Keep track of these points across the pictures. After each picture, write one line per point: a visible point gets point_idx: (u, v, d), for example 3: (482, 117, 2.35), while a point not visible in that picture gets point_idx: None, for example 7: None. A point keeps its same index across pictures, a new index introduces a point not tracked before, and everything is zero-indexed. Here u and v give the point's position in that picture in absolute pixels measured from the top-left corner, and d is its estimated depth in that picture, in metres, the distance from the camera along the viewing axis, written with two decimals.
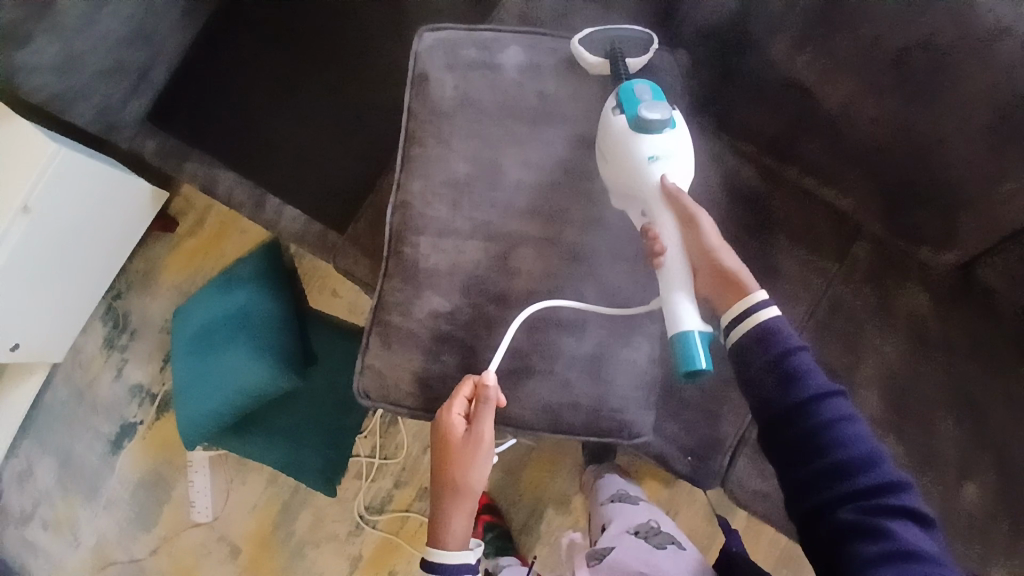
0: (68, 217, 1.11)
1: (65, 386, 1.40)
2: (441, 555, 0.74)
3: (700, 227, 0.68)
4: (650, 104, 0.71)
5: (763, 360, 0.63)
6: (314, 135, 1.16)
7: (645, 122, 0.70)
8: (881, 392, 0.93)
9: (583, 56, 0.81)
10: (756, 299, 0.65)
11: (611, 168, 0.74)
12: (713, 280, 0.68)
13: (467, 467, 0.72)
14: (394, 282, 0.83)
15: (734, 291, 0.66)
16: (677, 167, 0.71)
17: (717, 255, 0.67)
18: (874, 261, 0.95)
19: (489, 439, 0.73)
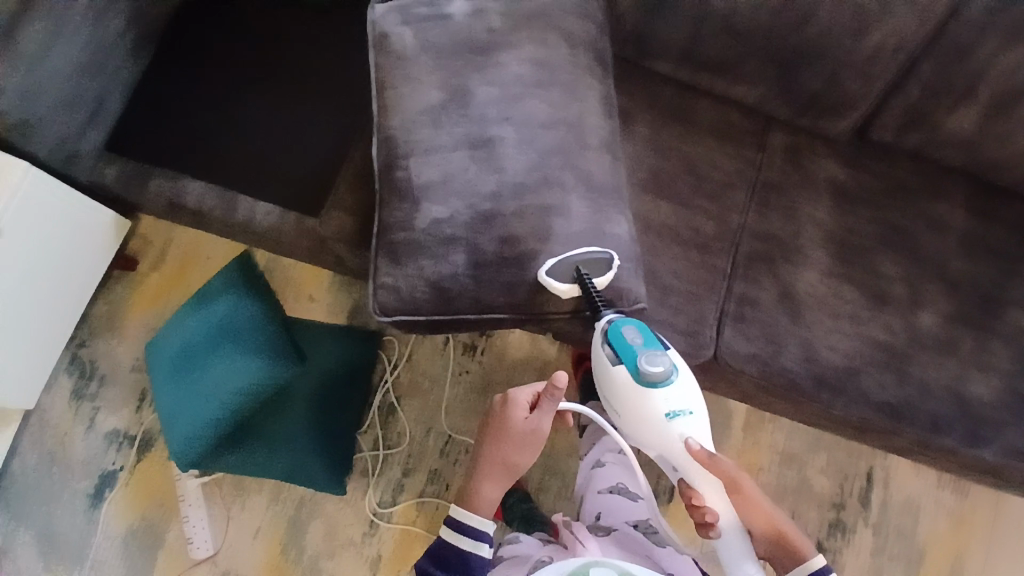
0: (36, 245, 1.10)
1: (33, 451, 1.31)
2: (465, 516, 0.89)
3: (742, 494, 0.87)
4: (648, 352, 0.83)
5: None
6: (274, 133, 1.19)
7: (652, 378, 0.83)
8: (829, 246, 1.06)
9: (554, 287, 0.87)
10: (815, 565, 0.88)
11: (629, 417, 0.86)
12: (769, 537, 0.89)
13: (518, 450, 0.91)
14: (392, 207, 0.91)
15: (796, 556, 0.89)
16: (695, 423, 0.85)
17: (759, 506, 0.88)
18: (791, 143, 1.12)
19: (545, 433, 0.90)
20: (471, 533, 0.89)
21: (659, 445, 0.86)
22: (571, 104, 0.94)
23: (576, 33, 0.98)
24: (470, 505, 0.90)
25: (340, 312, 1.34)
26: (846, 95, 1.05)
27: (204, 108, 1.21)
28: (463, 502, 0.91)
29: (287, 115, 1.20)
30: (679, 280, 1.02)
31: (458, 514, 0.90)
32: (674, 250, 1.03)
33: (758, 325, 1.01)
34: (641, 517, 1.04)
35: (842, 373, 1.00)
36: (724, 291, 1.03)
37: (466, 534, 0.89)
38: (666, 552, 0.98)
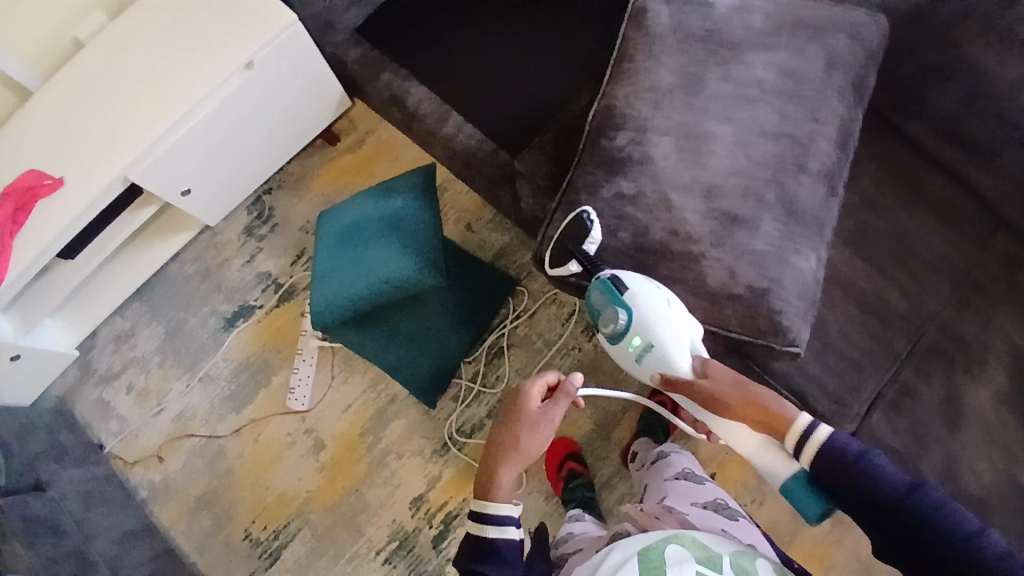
0: (272, 87, 1.22)
1: (193, 263, 1.48)
2: (489, 507, 0.85)
3: (709, 406, 0.83)
4: (607, 311, 0.85)
5: (820, 454, 0.76)
6: (498, 63, 1.25)
7: (613, 331, 0.85)
8: (1008, 369, 0.98)
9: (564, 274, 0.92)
10: (800, 425, 0.78)
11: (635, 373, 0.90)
12: (762, 426, 0.81)
13: (531, 436, 0.86)
14: (592, 168, 0.94)
15: (779, 425, 0.80)
16: (661, 350, 0.83)
17: (735, 405, 0.81)
18: (1010, 253, 1.02)
19: (556, 421, 0.88)
20: (494, 520, 0.85)
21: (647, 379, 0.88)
22: (804, 122, 0.92)
23: (840, 55, 0.95)
24: (485, 492, 0.86)
25: (487, 250, 1.42)
26: None
27: (454, 22, 1.29)
28: (479, 492, 0.87)
29: (517, 50, 1.25)
30: (846, 344, 0.99)
31: (478, 503, 0.86)
32: (848, 310, 1.00)
33: (907, 419, 0.96)
34: (708, 497, 0.99)
35: (976, 501, 0.93)
36: (888, 373, 0.98)
37: (489, 522, 0.85)
38: (738, 527, 0.93)
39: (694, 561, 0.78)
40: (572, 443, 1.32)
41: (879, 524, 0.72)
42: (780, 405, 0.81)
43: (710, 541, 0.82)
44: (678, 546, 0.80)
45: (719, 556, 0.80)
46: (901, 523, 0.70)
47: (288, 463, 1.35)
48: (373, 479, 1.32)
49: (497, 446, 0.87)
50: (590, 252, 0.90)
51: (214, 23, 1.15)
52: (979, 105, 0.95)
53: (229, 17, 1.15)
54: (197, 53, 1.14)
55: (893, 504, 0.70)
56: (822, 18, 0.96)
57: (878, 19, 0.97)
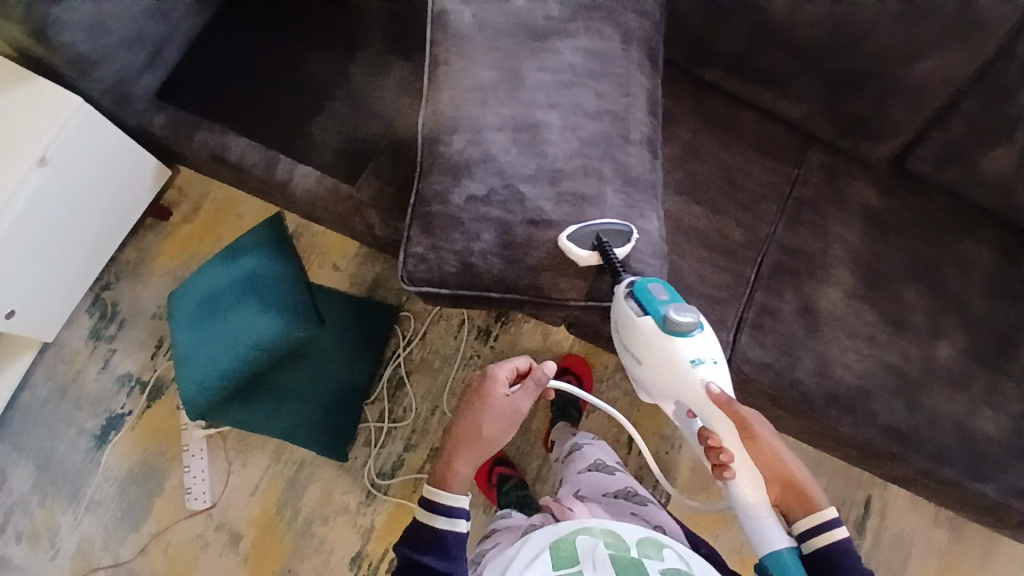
0: (79, 177, 1.12)
1: (45, 383, 1.33)
2: (443, 496, 0.82)
3: (760, 442, 0.80)
4: (675, 306, 0.80)
5: (832, 546, 0.78)
6: (321, 98, 1.21)
7: (678, 328, 0.79)
8: (851, 268, 1.07)
9: (573, 251, 0.87)
10: (825, 516, 0.79)
11: (651, 371, 0.83)
12: (784, 491, 0.81)
13: (495, 424, 0.87)
14: (432, 178, 0.92)
15: (807, 506, 0.80)
16: (718, 371, 0.82)
17: (785, 468, 0.81)
18: (827, 164, 1.12)
19: (521, 411, 0.89)
20: (445, 510, 0.82)
21: (679, 392, 0.82)
22: (619, 98, 0.95)
23: (632, 29, 0.98)
24: (441, 482, 0.83)
25: (361, 283, 1.36)
26: (888, 124, 1.04)
27: (260, 66, 1.23)
28: (434, 481, 0.84)
29: (336, 82, 1.22)
30: (708, 284, 1.04)
31: (431, 493, 0.83)
32: (700, 252, 1.05)
33: (775, 336, 1.02)
34: (620, 488, 1.04)
35: (856, 394, 1.01)
36: (745, 298, 1.04)
37: (439, 512, 0.82)
38: (644, 513, 0.97)
39: (605, 549, 0.82)
40: (497, 448, 1.30)
41: None
42: (814, 489, 0.81)
43: (618, 530, 0.87)
44: (588, 536, 0.84)
45: (624, 540, 0.84)
46: None
47: (207, 566, 1.25)
48: (303, 552, 1.24)
49: (460, 431, 0.87)
50: (613, 250, 0.87)
51: None
52: (767, 38, 1.00)
53: (6, 114, 1.05)
54: None
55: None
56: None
57: None
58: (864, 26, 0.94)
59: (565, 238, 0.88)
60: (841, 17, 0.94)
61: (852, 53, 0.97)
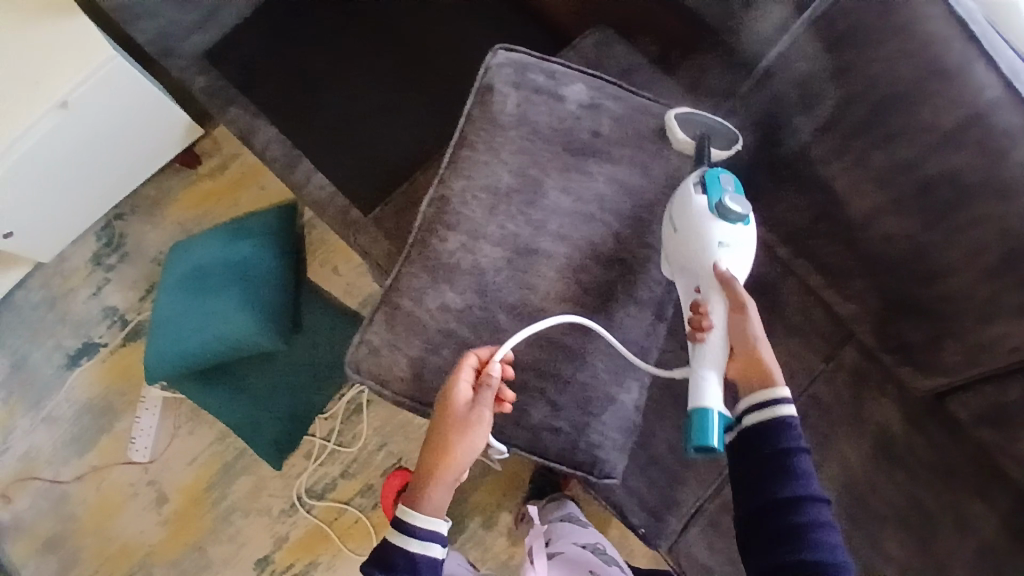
0: (101, 123, 1.11)
1: (39, 291, 1.36)
2: (415, 518, 0.71)
3: (748, 317, 0.74)
4: (735, 197, 0.77)
5: (766, 418, 0.72)
6: (360, 112, 1.15)
7: (726, 211, 0.76)
8: (838, 491, 0.95)
9: (674, 131, 0.87)
10: (776, 394, 0.72)
11: (679, 239, 0.78)
12: (744, 365, 0.74)
13: (461, 432, 0.72)
14: (412, 268, 0.85)
15: (762, 383, 0.73)
16: (741, 262, 0.76)
17: (758, 349, 0.74)
18: (858, 369, 0.99)
19: (487, 415, 0.73)
20: (416, 532, 0.71)
21: (689, 262, 0.78)
22: (639, 248, 0.85)
23: (682, 172, 0.88)
24: (411, 501, 0.72)
25: (355, 296, 1.34)
26: (937, 364, 0.90)
27: (311, 55, 1.16)
28: (409, 499, 0.73)
29: (378, 98, 1.14)
30: (675, 459, 0.95)
31: (402, 512, 0.72)
32: (680, 421, 0.96)
33: (726, 540, 0.94)
34: (589, 540, 1.04)
35: None
36: (709, 489, 0.95)
37: (410, 534, 0.71)
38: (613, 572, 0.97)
39: None
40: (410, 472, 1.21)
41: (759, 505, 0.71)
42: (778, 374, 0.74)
43: None
44: None
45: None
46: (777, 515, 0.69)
47: (129, 515, 1.28)
48: (217, 535, 1.27)
49: (429, 448, 0.73)
50: (711, 145, 0.86)
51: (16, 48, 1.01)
52: (835, 229, 0.87)
53: (35, 41, 1.02)
54: None
55: (773, 492, 0.70)
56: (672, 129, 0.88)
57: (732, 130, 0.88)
58: (943, 262, 0.80)
59: (672, 118, 0.88)
60: (921, 244, 0.80)
61: (923, 279, 0.83)
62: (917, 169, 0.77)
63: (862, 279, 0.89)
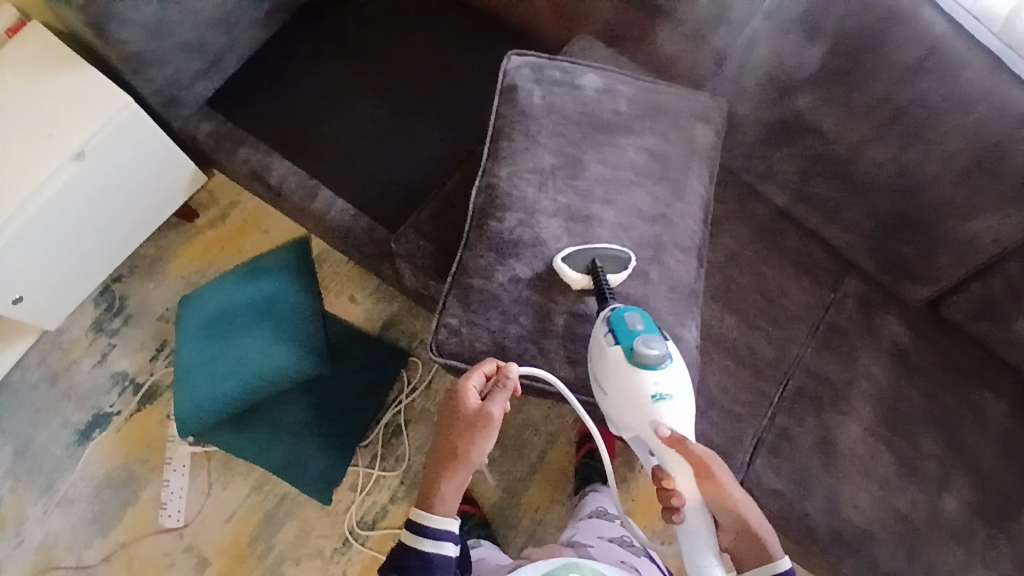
0: (114, 175, 1.10)
1: (37, 368, 1.29)
2: (427, 519, 0.78)
3: (719, 486, 0.77)
4: (646, 336, 0.78)
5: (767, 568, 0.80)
6: (371, 136, 1.21)
7: (648, 362, 0.77)
8: (873, 402, 1.06)
9: (565, 272, 0.86)
10: (779, 566, 0.80)
11: (615, 403, 0.79)
12: (736, 536, 0.81)
13: (471, 439, 0.78)
14: (476, 251, 0.91)
15: (761, 557, 0.81)
16: (680, 408, 0.78)
17: (737, 502, 0.78)
18: (863, 294, 1.12)
19: (497, 420, 0.78)
20: (430, 533, 0.78)
21: (634, 427, 0.79)
22: (674, 203, 0.95)
23: (695, 137, 1.00)
24: (425, 503, 0.79)
25: (375, 321, 1.35)
26: (932, 271, 1.05)
27: (315, 92, 1.23)
28: (421, 500, 0.80)
29: (386, 122, 1.21)
30: (729, 399, 1.04)
31: (415, 513, 0.79)
32: (727, 364, 1.05)
33: (790, 464, 1.01)
34: (616, 534, 1.04)
35: (859, 535, 0.99)
36: (765, 420, 1.04)
37: (425, 535, 0.78)
38: (642, 563, 0.97)
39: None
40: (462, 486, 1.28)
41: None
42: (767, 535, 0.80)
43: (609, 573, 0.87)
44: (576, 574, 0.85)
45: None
46: None
47: None
48: None
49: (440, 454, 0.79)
50: (604, 273, 0.86)
51: (36, 109, 1.03)
52: (827, 168, 1.02)
53: (53, 100, 1.03)
54: (16, 142, 1.01)
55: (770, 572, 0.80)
56: (678, 103, 1.01)
57: (719, 101, 1.04)
58: (925, 175, 0.95)
59: (562, 255, 0.88)
60: (903, 163, 0.96)
61: (907, 194, 0.98)
62: (892, 100, 0.94)
63: (856, 207, 1.03)
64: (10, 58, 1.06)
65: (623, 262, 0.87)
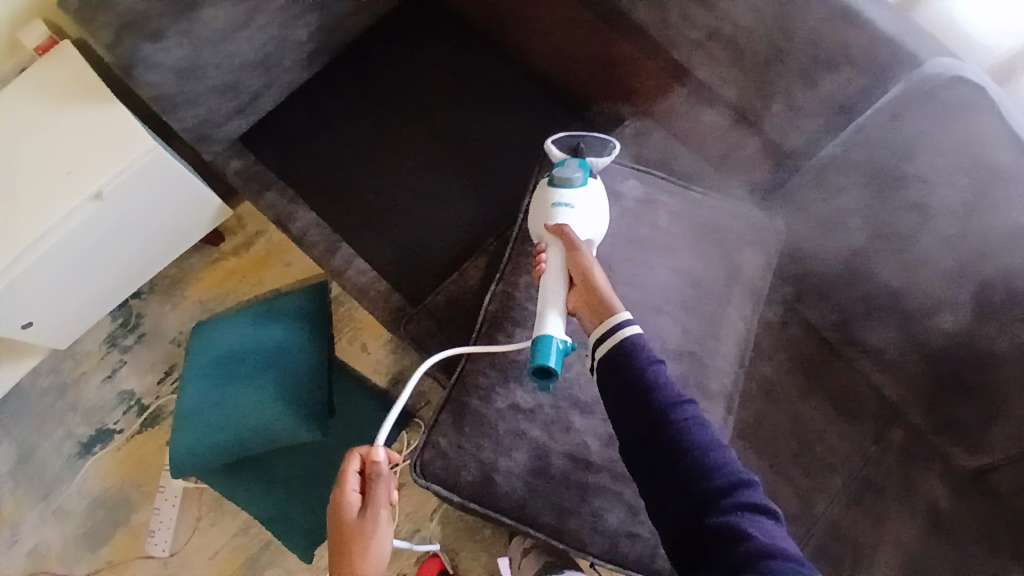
0: (133, 212, 1.08)
1: (48, 375, 1.31)
2: None
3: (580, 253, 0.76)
4: (570, 166, 0.81)
5: (623, 363, 0.69)
6: (396, 195, 1.15)
7: (560, 181, 0.80)
8: (894, 572, 0.96)
9: (551, 151, 0.85)
10: (618, 318, 0.70)
11: (530, 217, 0.83)
12: (585, 298, 0.74)
13: (360, 551, 0.73)
14: (478, 367, 0.84)
15: (603, 313, 0.72)
16: (578, 218, 0.78)
17: (591, 269, 0.75)
18: (908, 447, 1.00)
19: (382, 511, 0.75)
20: None
21: (535, 228, 0.82)
22: (704, 341, 0.86)
23: (740, 264, 0.90)
24: None
25: (383, 373, 1.32)
26: (990, 445, 0.92)
27: (347, 140, 1.18)
28: None
29: (416, 181, 1.15)
30: None
31: None
32: None
33: None
34: None
35: None
36: None
37: None
38: None
39: None
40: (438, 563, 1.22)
41: (625, 398, 0.67)
42: (611, 297, 0.72)
43: None
44: None
45: None
46: (650, 421, 0.66)
47: None
48: None
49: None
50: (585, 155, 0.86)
51: (59, 142, 1.01)
52: (887, 317, 0.91)
53: (77, 136, 1.01)
54: (37, 178, 0.99)
55: (631, 371, 0.68)
56: (727, 223, 0.91)
57: (774, 222, 0.94)
58: (998, 351, 0.83)
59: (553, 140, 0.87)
60: (974, 333, 0.84)
61: (975, 363, 0.86)
62: (976, 266, 0.82)
63: (913, 362, 0.92)
64: (40, 84, 1.03)
65: (607, 150, 0.87)
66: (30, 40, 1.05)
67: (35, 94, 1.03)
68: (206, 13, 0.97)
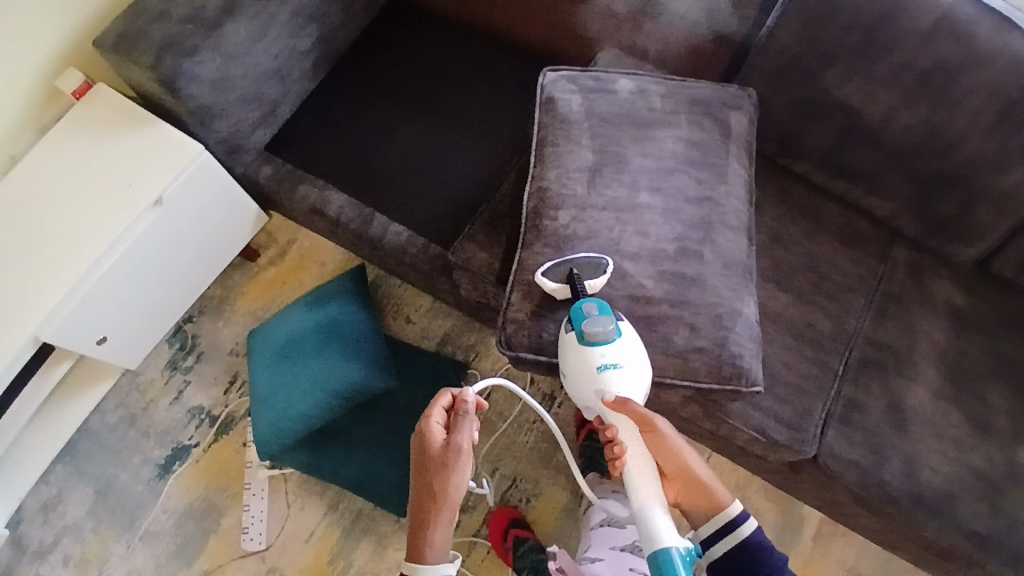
0: (186, 218, 1.19)
1: (115, 411, 1.37)
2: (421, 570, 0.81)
3: (662, 435, 0.86)
4: (595, 317, 0.83)
5: (751, 552, 0.87)
6: (416, 161, 1.29)
7: (594, 338, 0.83)
8: (936, 365, 1.07)
9: (543, 283, 0.91)
10: (731, 513, 0.89)
11: (572, 383, 0.85)
12: (685, 483, 0.89)
13: (444, 479, 0.82)
14: (535, 249, 0.96)
15: (713, 508, 0.90)
16: (628, 373, 0.83)
17: (682, 456, 0.88)
18: (913, 260, 1.14)
19: (465, 449, 0.83)
20: None
21: (585, 396, 0.85)
22: (718, 186, 1.00)
23: (729, 125, 1.05)
24: (415, 553, 0.82)
25: (431, 339, 1.39)
26: (977, 229, 1.07)
27: (362, 126, 1.32)
28: (412, 553, 0.83)
29: (431, 146, 1.30)
30: (792, 372, 1.05)
31: (409, 567, 0.82)
32: (787, 340, 1.07)
33: (862, 431, 1.02)
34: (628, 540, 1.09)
35: (940, 495, 0.99)
36: (832, 392, 1.05)
37: None
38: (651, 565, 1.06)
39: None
40: (510, 511, 1.28)
41: None
42: (714, 486, 0.90)
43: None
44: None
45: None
46: None
47: None
48: None
49: (420, 499, 0.83)
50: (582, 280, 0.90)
51: (117, 163, 1.13)
52: (862, 139, 1.06)
53: (130, 155, 1.14)
54: (103, 195, 1.11)
55: None
56: (710, 95, 1.07)
57: (748, 91, 1.09)
58: (954, 136, 1.00)
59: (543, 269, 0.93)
60: (934, 126, 1.00)
61: (941, 153, 1.02)
62: (914, 67, 0.99)
63: (895, 172, 1.07)
64: (91, 120, 1.17)
65: (603, 267, 0.91)
66: (68, 87, 1.19)
67: (87, 133, 1.16)
68: (230, 24, 1.14)
